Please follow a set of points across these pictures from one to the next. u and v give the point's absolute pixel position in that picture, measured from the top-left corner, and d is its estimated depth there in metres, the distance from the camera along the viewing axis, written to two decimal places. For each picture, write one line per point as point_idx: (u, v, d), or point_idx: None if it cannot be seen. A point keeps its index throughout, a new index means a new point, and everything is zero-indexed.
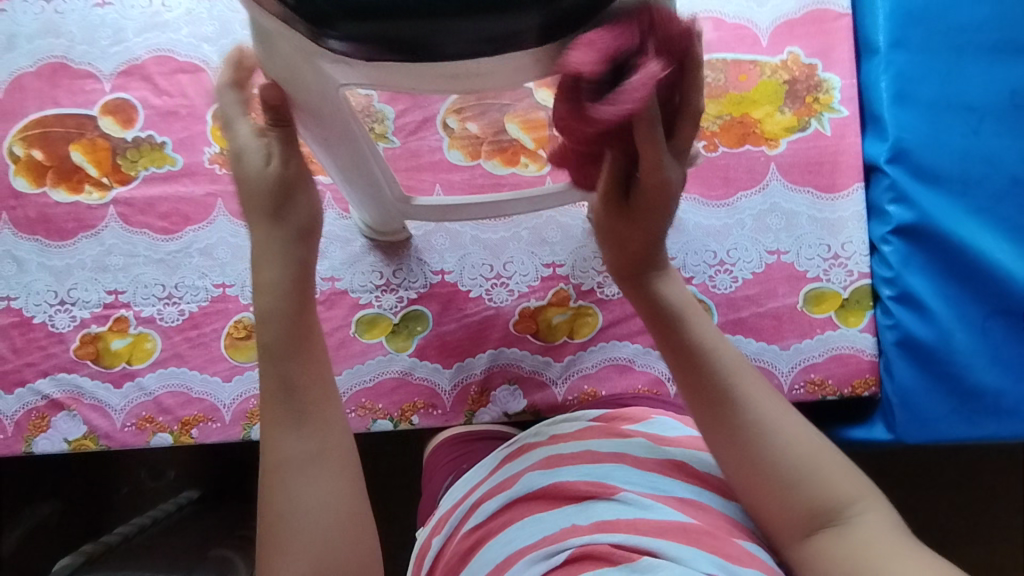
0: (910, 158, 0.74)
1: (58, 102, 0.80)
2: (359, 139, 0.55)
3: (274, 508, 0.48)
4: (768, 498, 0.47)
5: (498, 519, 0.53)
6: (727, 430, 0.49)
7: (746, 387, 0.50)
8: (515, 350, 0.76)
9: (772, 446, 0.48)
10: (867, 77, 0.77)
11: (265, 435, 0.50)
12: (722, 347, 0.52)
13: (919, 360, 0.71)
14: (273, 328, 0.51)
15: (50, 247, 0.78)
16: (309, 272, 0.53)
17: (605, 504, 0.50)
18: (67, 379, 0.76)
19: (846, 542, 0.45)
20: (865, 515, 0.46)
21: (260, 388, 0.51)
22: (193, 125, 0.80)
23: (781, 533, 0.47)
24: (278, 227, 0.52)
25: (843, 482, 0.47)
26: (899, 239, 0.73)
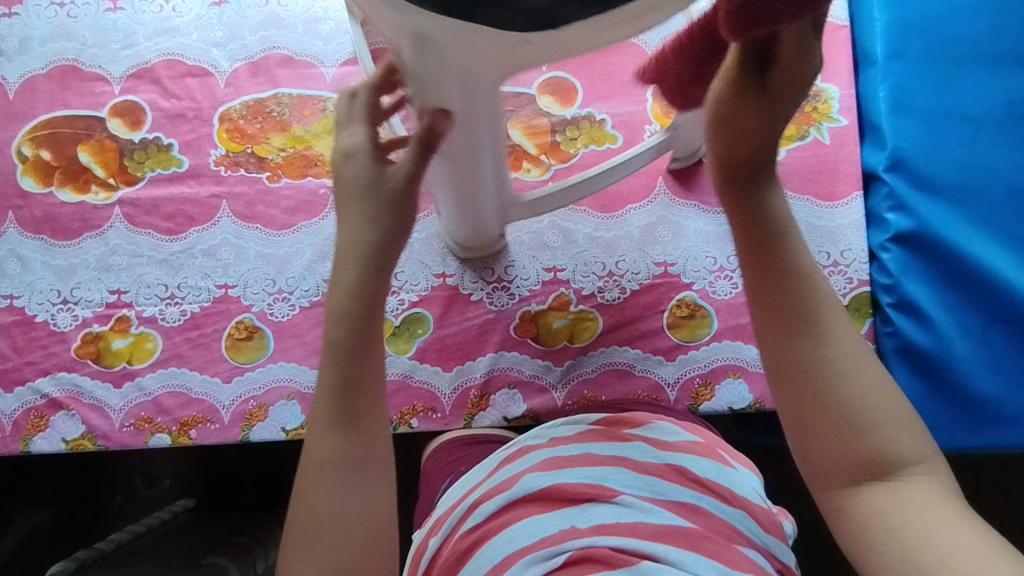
0: (908, 167, 0.75)
1: (68, 104, 0.81)
2: (495, 148, 0.60)
3: (305, 500, 0.50)
4: (819, 437, 0.45)
5: (497, 520, 0.53)
6: (796, 353, 0.47)
7: (828, 315, 0.47)
8: (514, 355, 0.76)
9: (838, 384, 0.45)
10: (865, 87, 0.78)
11: (311, 429, 0.52)
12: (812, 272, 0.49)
13: (919, 368, 0.71)
14: (336, 326, 0.53)
15: (55, 246, 0.79)
16: (383, 278, 0.55)
17: (605, 507, 0.50)
18: (67, 378, 0.76)
19: (890, 497, 0.42)
20: (923, 480, 0.43)
21: (320, 380, 0.53)
22: (200, 127, 0.81)
23: (825, 478, 0.45)
24: (367, 228, 0.55)
25: (904, 439, 0.44)
26: (898, 246, 0.74)
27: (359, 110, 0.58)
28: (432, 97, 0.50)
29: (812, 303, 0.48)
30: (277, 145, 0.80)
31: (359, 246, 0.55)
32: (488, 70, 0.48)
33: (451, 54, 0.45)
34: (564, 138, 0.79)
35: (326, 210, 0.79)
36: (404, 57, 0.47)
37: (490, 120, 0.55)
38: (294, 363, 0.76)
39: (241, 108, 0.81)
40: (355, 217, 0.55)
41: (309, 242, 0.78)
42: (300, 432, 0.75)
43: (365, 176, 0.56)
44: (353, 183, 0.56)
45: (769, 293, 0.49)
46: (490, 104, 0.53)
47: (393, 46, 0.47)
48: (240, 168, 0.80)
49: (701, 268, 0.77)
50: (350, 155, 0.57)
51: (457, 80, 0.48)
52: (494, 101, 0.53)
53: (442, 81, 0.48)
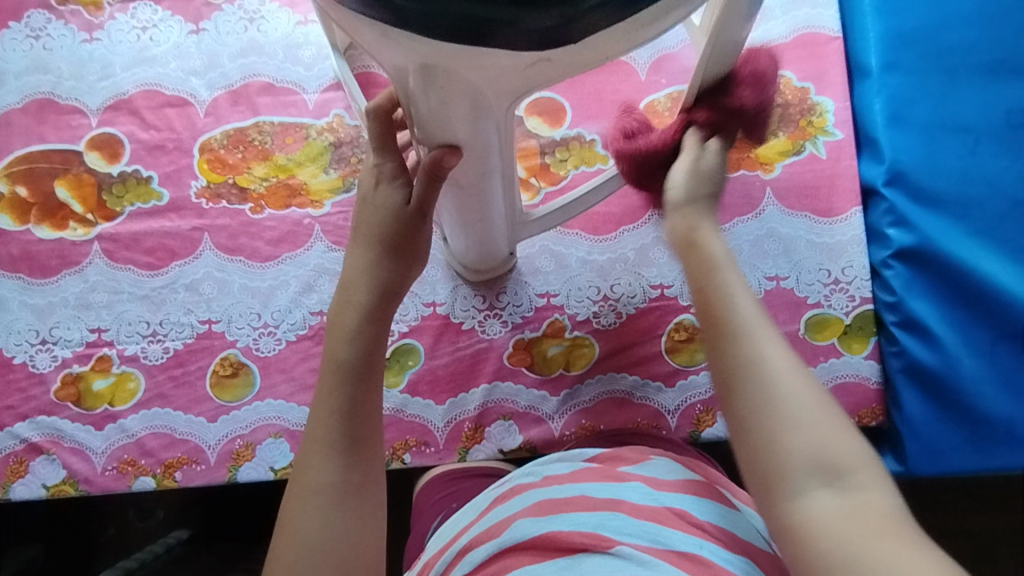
0: (908, 181, 0.73)
1: (44, 138, 0.79)
2: (506, 173, 0.57)
3: (295, 528, 0.47)
4: (760, 456, 0.44)
5: (487, 571, 0.50)
6: (730, 375, 0.47)
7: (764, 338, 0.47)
8: (509, 385, 0.73)
9: (779, 388, 0.45)
10: (860, 100, 0.77)
11: (306, 452, 0.49)
12: (743, 289, 0.50)
13: (926, 388, 0.69)
14: (345, 345, 0.52)
15: (33, 285, 0.76)
16: (393, 295, 0.55)
17: (600, 559, 0.48)
18: (47, 422, 0.73)
19: (836, 508, 0.41)
20: (865, 489, 0.42)
21: (318, 398, 0.51)
22: (180, 158, 0.79)
23: (768, 498, 0.44)
24: (379, 253, 0.55)
25: (844, 450, 0.43)
26: (901, 263, 0.71)
27: (374, 138, 0.55)
28: (441, 129, 0.47)
29: (742, 323, 0.48)
30: (260, 175, 0.78)
31: (369, 272, 0.55)
32: (499, 95, 0.45)
33: (462, 80, 0.42)
34: (554, 160, 0.77)
35: (311, 240, 0.77)
36: (411, 93, 0.45)
37: (502, 148, 0.53)
38: (281, 400, 0.73)
39: (222, 137, 0.79)
40: (371, 246, 0.55)
41: (294, 274, 0.76)
42: (289, 471, 0.72)
43: (389, 208, 0.55)
44: (377, 212, 0.55)
45: (699, 304, 0.50)
46: (501, 134, 0.51)
47: (398, 82, 0.45)
48: (222, 199, 0.78)
49: None
50: (380, 183, 0.56)
51: (468, 110, 0.46)
52: (507, 127, 0.50)
53: (453, 112, 0.46)
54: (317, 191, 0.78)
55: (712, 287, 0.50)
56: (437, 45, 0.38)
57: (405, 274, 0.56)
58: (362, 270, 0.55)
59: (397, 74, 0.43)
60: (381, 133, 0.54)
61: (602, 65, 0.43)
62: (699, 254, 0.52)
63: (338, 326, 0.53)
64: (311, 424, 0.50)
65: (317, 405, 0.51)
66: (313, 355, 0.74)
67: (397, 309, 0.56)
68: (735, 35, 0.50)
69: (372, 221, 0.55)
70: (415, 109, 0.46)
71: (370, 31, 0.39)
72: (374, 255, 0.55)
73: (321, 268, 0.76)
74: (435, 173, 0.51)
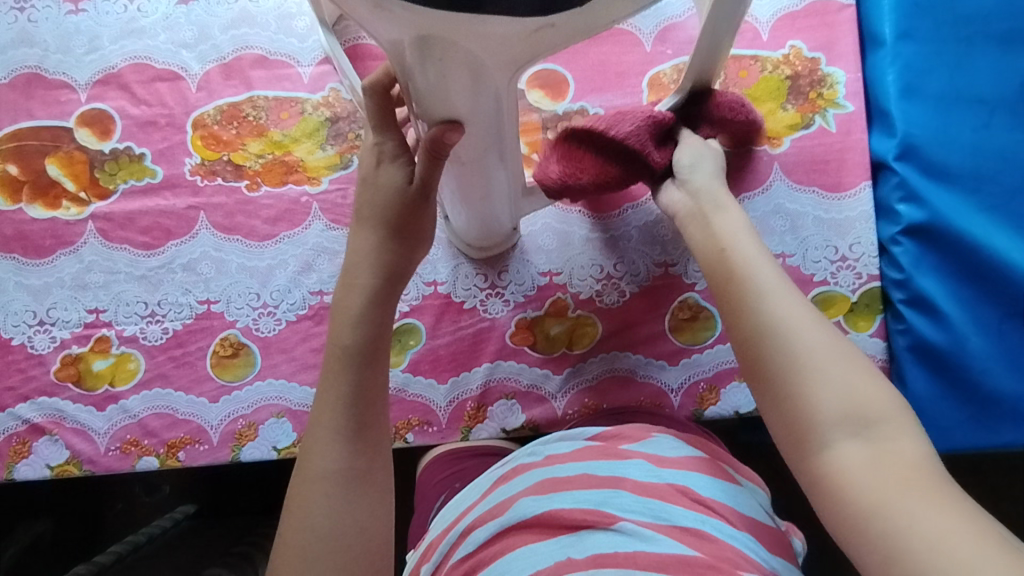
0: (920, 155, 0.71)
1: (32, 114, 0.77)
2: (508, 147, 0.56)
3: (302, 515, 0.47)
4: (786, 411, 0.47)
5: (490, 549, 0.50)
6: (752, 334, 0.50)
7: (785, 301, 0.51)
8: (512, 364, 0.73)
9: (802, 346, 0.48)
10: (873, 71, 0.74)
11: (313, 437, 0.49)
12: (757, 251, 0.55)
13: (931, 366, 0.68)
14: (350, 330, 0.52)
15: (28, 265, 0.75)
16: (396, 278, 0.55)
17: (603, 535, 0.48)
18: (48, 403, 0.73)
19: (864, 463, 0.43)
20: (893, 440, 0.44)
21: (322, 384, 0.51)
22: (172, 135, 0.77)
23: (797, 451, 0.47)
24: (380, 235, 0.54)
25: (871, 397, 0.46)
26: (910, 239, 0.70)
27: (373, 116, 0.52)
28: (439, 105, 0.46)
29: (751, 293, 0.52)
30: (255, 151, 0.76)
31: (371, 256, 0.54)
32: (500, 65, 0.43)
33: (461, 52, 0.40)
34: (557, 135, 0.75)
35: (309, 218, 0.75)
36: (408, 68, 0.43)
37: (504, 121, 0.51)
38: (282, 380, 0.73)
39: (215, 113, 0.77)
40: (374, 229, 0.54)
41: (292, 253, 0.75)
42: (292, 451, 0.72)
43: (393, 188, 0.54)
44: (381, 193, 0.54)
45: (717, 273, 0.55)
46: (502, 107, 0.49)
47: (393, 57, 0.43)
48: (217, 177, 0.76)
49: None
50: (382, 163, 0.54)
51: (467, 82, 0.44)
52: (509, 98, 0.48)
53: (453, 85, 0.44)
54: (314, 168, 0.76)
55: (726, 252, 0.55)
56: (434, 17, 0.36)
57: (408, 256, 0.56)
58: (367, 253, 0.54)
59: (395, 49, 0.41)
60: (380, 110, 0.52)
61: (606, 31, 0.41)
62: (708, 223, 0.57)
63: (342, 311, 0.53)
64: (316, 411, 0.50)
65: (321, 391, 0.50)
66: (313, 335, 0.74)
67: (401, 292, 0.55)
68: (721, 42, 0.60)
69: (375, 203, 0.54)
70: (413, 84, 0.44)
71: (365, 4, 0.37)
72: (378, 238, 0.54)
73: (320, 247, 0.75)
74: (436, 152, 0.49)
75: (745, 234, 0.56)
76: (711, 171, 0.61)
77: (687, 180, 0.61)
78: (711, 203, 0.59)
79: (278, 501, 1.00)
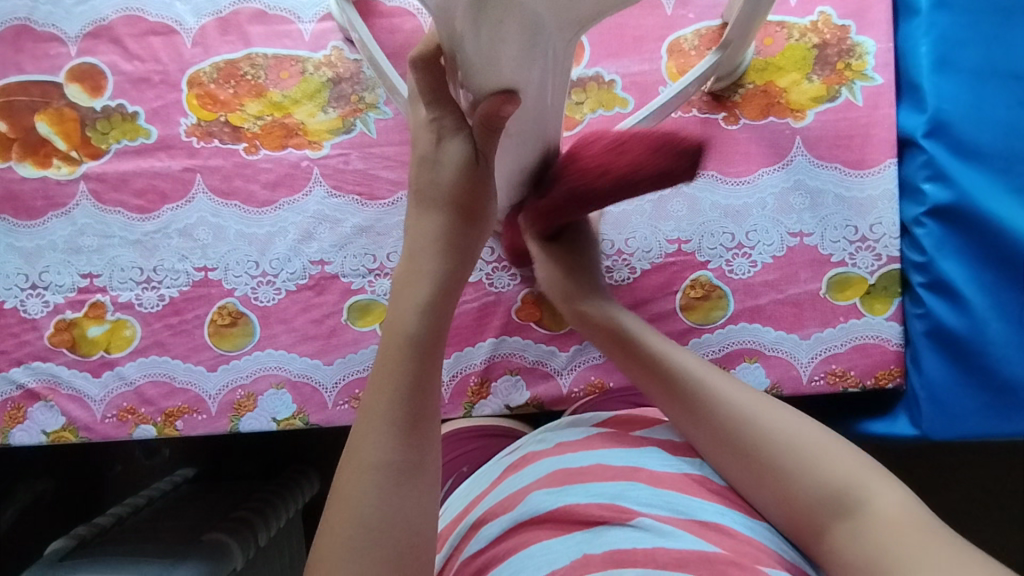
0: (950, 132, 0.68)
1: (21, 68, 0.74)
2: (555, 111, 0.54)
3: (349, 504, 0.45)
4: (769, 502, 0.50)
5: (503, 545, 0.51)
6: (694, 429, 0.53)
7: (707, 390, 0.54)
8: (517, 340, 0.71)
9: (759, 444, 0.50)
10: (905, 42, 0.71)
11: (364, 426, 0.47)
12: (676, 349, 0.57)
13: (948, 351, 0.66)
14: (414, 318, 0.49)
15: (19, 227, 0.73)
16: (463, 265, 0.51)
17: (620, 530, 0.48)
18: (43, 368, 0.71)
19: (854, 531, 0.45)
20: (870, 498, 0.46)
21: (380, 369, 0.48)
22: (167, 93, 0.74)
23: (798, 532, 0.49)
24: (443, 213, 0.51)
25: (827, 465, 0.48)
26: (934, 220, 0.67)
27: (422, 88, 0.50)
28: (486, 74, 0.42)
29: (680, 397, 0.54)
30: (253, 113, 0.73)
31: (436, 236, 0.51)
32: (556, 23, 0.41)
33: (518, 11, 0.38)
34: (569, 102, 0.71)
35: (310, 184, 0.73)
36: (458, 32, 0.40)
37: (553, 85, 0.49)
38: (282, 350, 0.71)
39: (211, 71, 0.74)
40: (440, 206, 0.51)
41: (293, 221, 0.72)
42: (292, 422, 0.70)
43: (459, 163, 0.50)
44: (444, 168, 0.51)
45: (642, 378, 0.57)
46: (556, 66, 0.47)
47: (442, 21, 0.40)
48: (214, 138, 0.73)
49: (718, 245, 0.70)
50: (443, 140, 0.51)
51: (522, 45, 0.41)
52: (563, 59, 0.46)
53: (506, 51, 0.41)
54: (315, 131, 0.73)
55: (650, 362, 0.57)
56: None
57: (475, 237, 0.52)
58: (436, 235, 0.51)
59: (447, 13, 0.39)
60: (433, 80, 0.49)
61: None
62: (628, 340, 0.59)
63: (407, 295, 0.50)
64: (371, 397, 0.48)
65: (379, 376, 0.48)
66: (314, 306, 0.72)
67: (468, 276, 0.52)
68: (759, 8, 0.61)
69: (438, 183, 0.51)
70: (462, 51, 0.41)
71: None
72: (447, 219, 0.51)
73: (321, 214, 0.73)
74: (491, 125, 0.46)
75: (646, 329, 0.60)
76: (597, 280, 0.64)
77: (586, 295, 0.63)
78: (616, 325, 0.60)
79: (278, 464, 1.00)
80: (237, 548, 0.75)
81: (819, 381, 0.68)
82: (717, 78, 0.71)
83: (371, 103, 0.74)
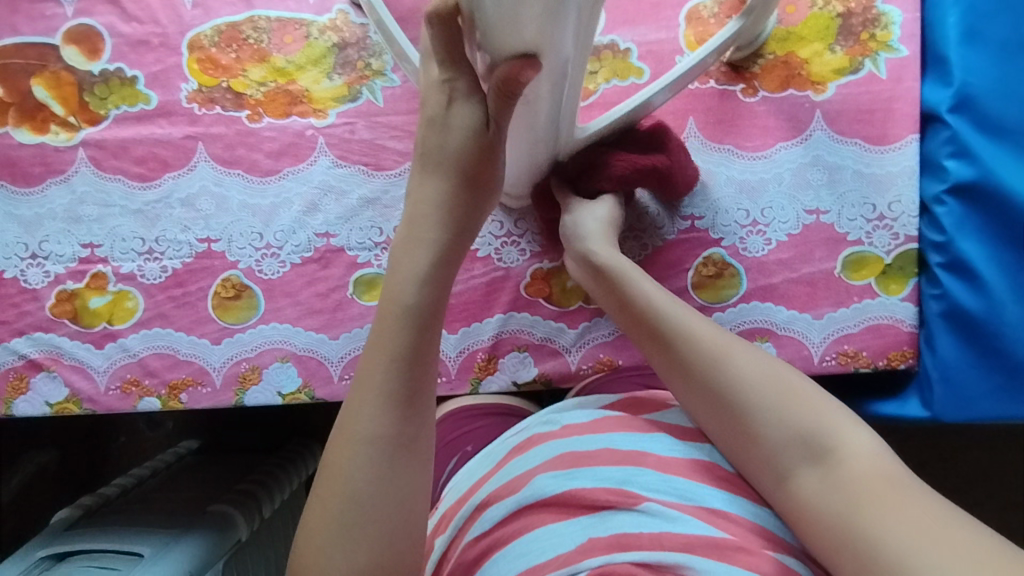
0: (976, 107, 0.65)
1: (17, 30, 0.71)
2: (573, 84, 0.52)
3: (341, 478, 0.45)
4: (740, 449, 0.50)
5: (508, 526, 0.50)
6: (678, 372, 0.54)
7: (694, 333, 0.54)
8: (525, 316, 0.70)
9: (733, 386, 0.51)
10: (933, 12, 0.68)
11: (357, 398, 0.46)
12: (659, 292, 0.58)
13: (964, 332, 0.65)
14: (412, 288, 0.48)
15: (17, 194, 0.71)
16: (464, 235, 0.50)
17: (627, 515, 0.48)
18: (45, 338, 0.70)
19: (825, 481, 0.45)
20: (848, 452, 0.46)
21: (376, 335, 0.47)
22: (167, 57, 0.71)
23: (764, 482, 0.48)
24: (448, 180, 0.50)
25: (809, 417, 0.48)
26: (955, 199, 0.66)
27: (437, 49, 0.47)
28: (512, 42, 0.40)
29: (669, 339, 0.55)
30: (256, 79, 0.71)
31: (439, 205, 0.50)
32: None
33: None
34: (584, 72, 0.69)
35: (314, 154, 0.71)
36: None
37: (574, 56, 0.48)
38: (287, 324, 0.70)
39: (213, 34, 0.71)
40: (448, 173, 0.50)
41: (297, 191, 0.71)
42: (297, 396, 0.69)
43: (468, 128, 0.48)
44: (453, 133, 0.49)
45: (630, 322, 0.58)
46: (578, 36, 0.46)
47: None
48: (216, 105, 0.71)
49: (732, 222, 0.69)
50: (453, 102, 0.49)
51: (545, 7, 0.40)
52: (586, 23, 0.45)
53: (528, 12, 0.39)
54: (320, 99, 0.71)
55: (635, 306, 0.58)
56: None
57: (480, 209, 0.51)
58: (438, 203, 0.50)
59: None
60: (445, 43, 0.46)
61: None
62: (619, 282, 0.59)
63: (405, 264, 0.49)
64: (364, 368, 0.47)
65: (373, 348, 0.47)
66: (319, 279, 0.70)
67: (468, 248, 0.51)
68: None
69: (445, 147, 0.50)
70: (482, 12, 0.39)
71: None
72: (449, 187, 0.50)
73: (326, 185, 0.71)
74: (508, 91, 0.44)
75: (641, 275, 0.59)
76: (604, 224, 0.63)
77: (590, 237, 0.62)
78: (610, 271, 0.60)
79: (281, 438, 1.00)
80: (242, 520, 0.76)
81: (830, 361, 0.68)
82: (736, 48, 0.69)
83: (378, 70, 0.72)
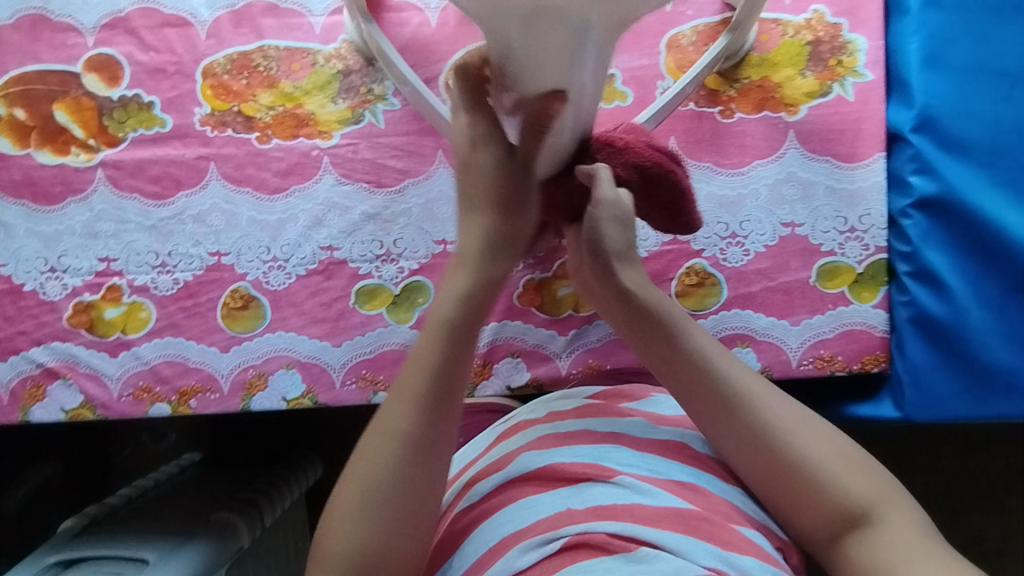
0: (938, 127, 0.70)
1: (39, 58, 0.76)
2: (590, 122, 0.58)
3: (368, 466, 0.49)
4: (795, 501, 0.51)
5: (493, 499, 0.54)
6: (727, 422, 0.53)
7: (751, 393, 0.54)
8: (518, 324, 0.73)
9: (804, 457, 0.51)
10: (896, 39, 0.73)
11: (393, 399, 0.51)
12: (718, 348, 0.56)
13: (931, 337, 0.69)
14: (451, 304, 0.53)
15: (38, 212, 0.75)
16: (499, 253, 0.55)
17: (604, 487, 0.51)
18: (61, 347, 0.74)
19: (870, 542, 0.49)
20: (888, 516, 0.49)
21: (418, 353, 0.52)
22: (182, 83, 0.76)
23: (810, 531, 0.51)
24: (483, 212, 0.55)
25: (856, 481, 0.50)
26: (920, 212, 0.70)
27: (462, 96, 0.55)
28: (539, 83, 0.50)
29: (727, 399, 0.53)
30: (266, 103, 0.76)
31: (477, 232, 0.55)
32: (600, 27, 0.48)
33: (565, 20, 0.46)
34: None
35: (320, 172, 0.75)
36: (508, 41, 0.48)
37: (591, 97, 0.54)
38: (292, 332, 0.74)
39: (225, 62, 0.76)
40: (478, 206, 0.55)
41: (303, 208, 0.75)
42: (301, 402, 0.73)
43: (494, 165, 0.54)
44: (480, 171, 0.55)
45: (673, 376, 0.56)
46: (596, 81, 0.53)
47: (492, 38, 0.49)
48: (227, 128, 0.76)
49: (713, 234, 0.73)
50: (476, 145, 0.55)
51: (566, 52, 0.48)
52: (602, 66, 0.52)
53: (549, 57, 0.49)
54: (326, 121, 0.76)
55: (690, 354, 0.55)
56: None
57: (523, 224, 0.55)
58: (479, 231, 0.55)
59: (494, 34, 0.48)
60: (470, 90, 0.54)
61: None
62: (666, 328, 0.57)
63: (449, 285, 0.54)
64: (404, 373, 0.51)
65: (413, 355, 0.52)
66: (323, 290, 0.74)
67: (508, 273, 0.55)
68: None
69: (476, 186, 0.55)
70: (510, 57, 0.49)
71: None
72: (489, 218, 0.55)
73: (331, 202, 0.75)
74: (538, 124, 0.52)
75: (687, 319, 0.57)
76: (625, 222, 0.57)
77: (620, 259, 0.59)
78: (643, 300, 0.58)
79: (282, 451, 1.03)
80: (244, 527, 0.79)
81: (807, 365, 0.71)
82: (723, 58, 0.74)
83: (380, 95, 0.76)
